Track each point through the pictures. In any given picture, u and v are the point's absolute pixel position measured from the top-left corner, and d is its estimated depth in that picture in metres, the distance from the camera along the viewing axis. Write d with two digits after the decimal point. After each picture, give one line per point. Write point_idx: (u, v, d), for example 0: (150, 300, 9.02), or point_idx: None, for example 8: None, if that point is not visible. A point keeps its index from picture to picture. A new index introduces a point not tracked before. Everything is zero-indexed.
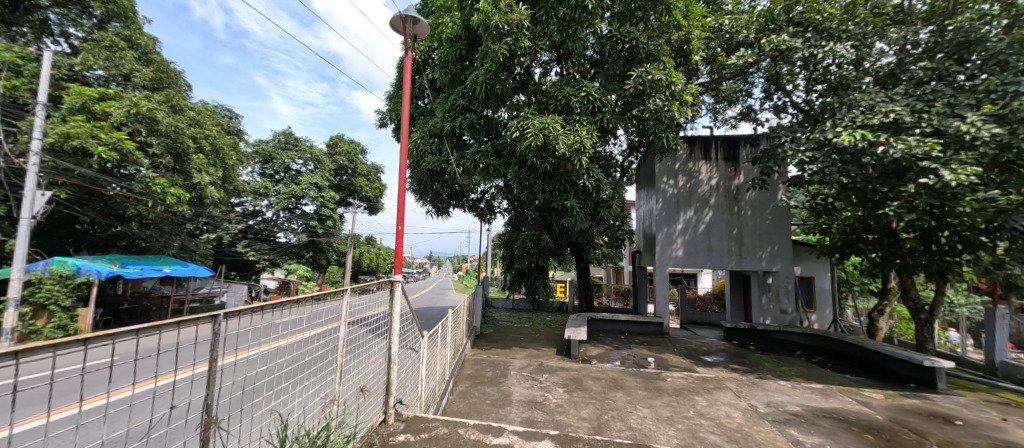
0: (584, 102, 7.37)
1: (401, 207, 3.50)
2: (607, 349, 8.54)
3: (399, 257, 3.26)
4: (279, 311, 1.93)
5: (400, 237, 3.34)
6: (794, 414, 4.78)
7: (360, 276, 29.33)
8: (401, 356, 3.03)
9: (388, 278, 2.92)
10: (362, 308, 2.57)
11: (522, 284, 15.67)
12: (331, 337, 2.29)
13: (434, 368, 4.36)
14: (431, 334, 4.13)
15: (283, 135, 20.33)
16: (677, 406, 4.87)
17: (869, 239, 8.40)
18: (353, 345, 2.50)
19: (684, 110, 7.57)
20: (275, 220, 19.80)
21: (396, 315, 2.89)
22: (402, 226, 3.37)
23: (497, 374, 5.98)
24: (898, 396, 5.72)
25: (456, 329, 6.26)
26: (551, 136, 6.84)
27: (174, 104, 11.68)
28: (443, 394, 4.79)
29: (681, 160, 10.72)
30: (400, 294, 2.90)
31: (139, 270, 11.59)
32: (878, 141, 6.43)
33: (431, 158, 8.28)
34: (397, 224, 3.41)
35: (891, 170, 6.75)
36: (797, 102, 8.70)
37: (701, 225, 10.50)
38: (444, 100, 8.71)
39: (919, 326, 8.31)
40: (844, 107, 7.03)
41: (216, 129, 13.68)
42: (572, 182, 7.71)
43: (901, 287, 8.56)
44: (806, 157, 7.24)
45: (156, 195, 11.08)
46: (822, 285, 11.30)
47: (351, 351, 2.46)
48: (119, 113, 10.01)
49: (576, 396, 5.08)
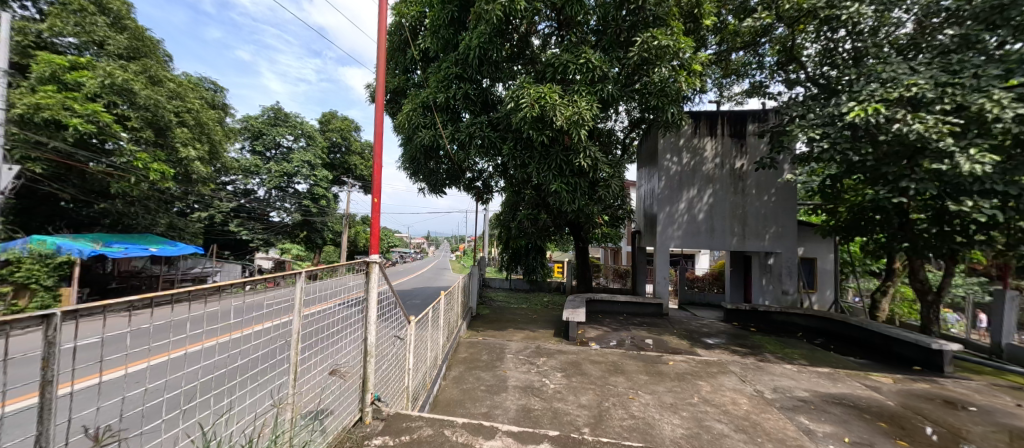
0: (582, 70, 6.89)
1: (377, 177, 3.06)
2: (605, 331, 8.35)
3: (376, 234, 2.89)
4: (184, 304, 1.55)
5: (376, 210, 2.97)
6: (802, 401, 4.56)
7: (358, 255, 29.07)
8: (379, 346, 2.71)
9: (365, 258, 2.55)
10: (327, 292, 2.23)
11: (519, 264, 15.45)
12: (282, 332, 1.91)
13: (424, 355, 4.07)
14: (419, 319, 3.80)
15: (273, 110, 19.78)
16: (680, 392, 4.64)
17: (881, 220, 8.09)
18: (317, 337, 2.17)
19: (693, 80, 7.05)
20: (267, 198, 19.46)
21: (373, 300, 2.56)
22: (379, 197, 3.01)
23: (492, 357, 5.73)
24: (906, 380, 5.51)
25: (449, 311, 5.98)
26: (549, 106, 6.44)
27: (151, 74, 11.17)
28: (436, 380, 4.50)
29: (685, 136, 10.29)
30: (378, 277, 2.57)
31: (123, 249, 11.16)
32: (895, 118, 5.87)
33: (424, 133, 7.83)
34: (373, 196, 3.03)
35: (900, 150, 6.16)
36: (811, 75, 8.26)
37: (703, 205, 10.18)
38: (437, 70, 8.08)
39: (925, 308, 8.08)
40: (863, 78, 6.48)
41: (199, 103, 13.07)
42: (568, 160, 7.28)
43: (909, 268, 8.31)
44: (816, 133, 6.60)
45: (139, 172, 10.66)
46: (824, 266, 11.11)
47: (312, 344, 2.12)
48: (92, 83, 9.60)
49: (575, 382, 4.84)
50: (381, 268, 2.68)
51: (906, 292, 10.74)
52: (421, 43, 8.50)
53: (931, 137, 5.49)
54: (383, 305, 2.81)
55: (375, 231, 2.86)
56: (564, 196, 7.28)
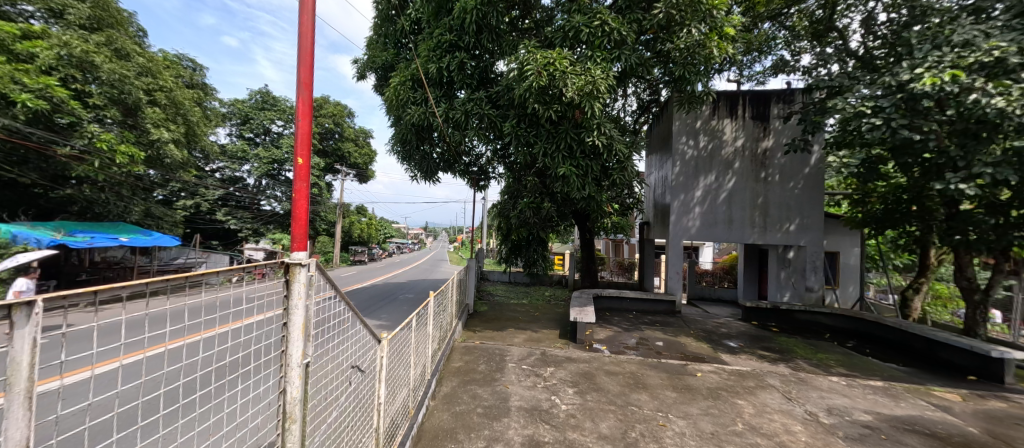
0: (597, 34, 5.97)
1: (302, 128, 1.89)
2: (616, 332, 7.56)
3: (300, 220, 1.80)
4: None
5: (300, 178, 1.81)
6: (869, 428, 3.75)
7: (351, 247, 28.27)
8: (317, 397, 1.69)
9: (280, 259, 1.49)
10: (182, 320, 1.22)
11: (519, 257, 14.62)
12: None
13: (404, 375, 3.18)
14: (400, 328, 2.94)
15: (260, 94, 18.79)
16: (720, 416, 3.82)
17: (917, 212, 7.50)
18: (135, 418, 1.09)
19: (725, 46, 6.16)
20: (256, 187, 18.55)
21: (295, 331, 1.50)
22: (307, 157, 1.84)
23: (491, 368, 4.89)
24: (977, 397, 4.68)
25: (441, 312, 5.15)
26: (558, 75, 5.60)
27: (117, 47, 10.19)
28: (421, 402, 3.63)
29: (703, 117, 9.40)
30: (300, 287, 1.51)
31: (87, 239, 10.27)
32: (971, 87, 4.88)
33: (414, 110, 6.92)
34: (297, 158, 1.85)
35: (970, 127, 5.13)
36: (853, 49, 7.39)
37: (721, 193, 9.34)
38: (428, 37, 7.11)
39: (971, 309, 7.26)
40: (927, 42, 5.49)
41: (174, 81, 12.04)
42: (578, 138, 6.36)
43: (954, 265, 7.47)
44: (867, 107, 5.57)
45: (104, 154, 9.70)
46: (847, 260, 10.36)
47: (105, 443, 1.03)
48: (47, 54, 8.67)
49: (591, 401, 4.02)
50: (313, 277, 1.61)
51: (940, 290, 9.89)
52: (410, 9, 7.51)
53: (1014, 112, 4.55)
54: (325, 329, 1.77)
55: (297, 214, 1.76)
56: (572, 182, 6.42)
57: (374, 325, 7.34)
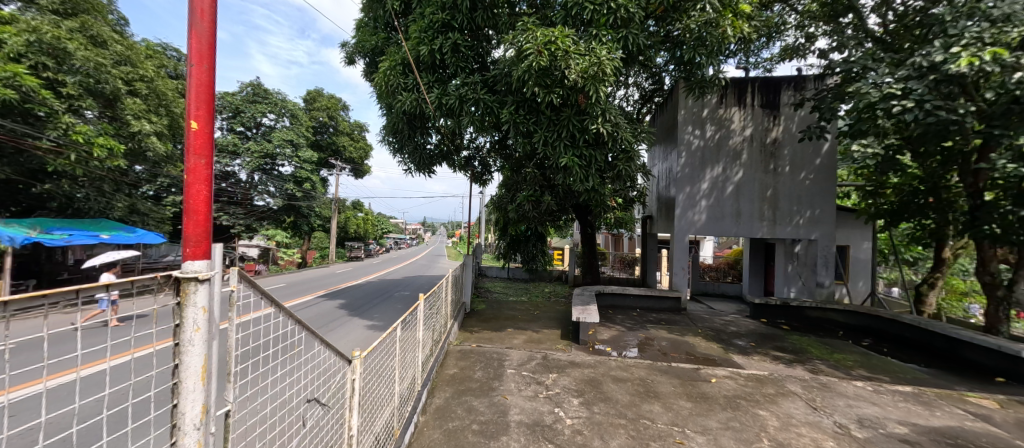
0: (602, 11, 5.48)
1: (203, 82, 1.40)
2: (620, 332, 7.20)
3: (200, 216, 1.37)
4: None
5: (198, 149, 1.37)
6: (908, 443, 3.37)
7: (347, 242, 27.83)
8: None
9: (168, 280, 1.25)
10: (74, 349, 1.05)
11: (518, 252, 14.20)
12: None
13: (388, 392, 2.80)
14: (383, 338, 2.59)
15: (250, 86, 18.08)
16: (742, 430, 3.44)
17: (934, 203, 7.13)
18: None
19: (740, 25, 5.78)
20: (251, 182, 17.89)
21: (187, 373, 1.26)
22: (205, 121, 1.37)
23: (488, 376, 4.49)
24: (1017, 405, 4.31)
25: (434, 315, 4.73)
26: (559, 55, 5.18)
27: (92, 33, 9.69)
28: (409, 420, 3.20)
29: (710, 105, 8.98)
30: (194, 319, 1.27)
31: (65, 236, 9.85)
32: (1011, 65, 4.48)
33: (405, 96, 6.44)
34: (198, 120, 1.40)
35: (1011, 109, 4.72)
36: (872, 30, 6.95)
37: (728, 185, 8.94)
38: (420, 17, 6.60)
39: (993, 305, 6.87)
40: (961, 18, 5.07)
41: (156, 70, 11.50)
42: (581, 125, 5.93)
43: (976, 259, 7.11)
44: (895, 89, 5.10)
45: (81, 147, 9.26)
46: (857, 254, 10.00)
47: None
48: (16, 41, 8.13)
49: (598, 414, 3.63)
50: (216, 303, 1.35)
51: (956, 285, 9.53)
52: None
53: None
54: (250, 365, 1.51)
55: (191, 204, 1.33)
56: (575, 173, 5.99)
57: (365, 327, 6.92)
